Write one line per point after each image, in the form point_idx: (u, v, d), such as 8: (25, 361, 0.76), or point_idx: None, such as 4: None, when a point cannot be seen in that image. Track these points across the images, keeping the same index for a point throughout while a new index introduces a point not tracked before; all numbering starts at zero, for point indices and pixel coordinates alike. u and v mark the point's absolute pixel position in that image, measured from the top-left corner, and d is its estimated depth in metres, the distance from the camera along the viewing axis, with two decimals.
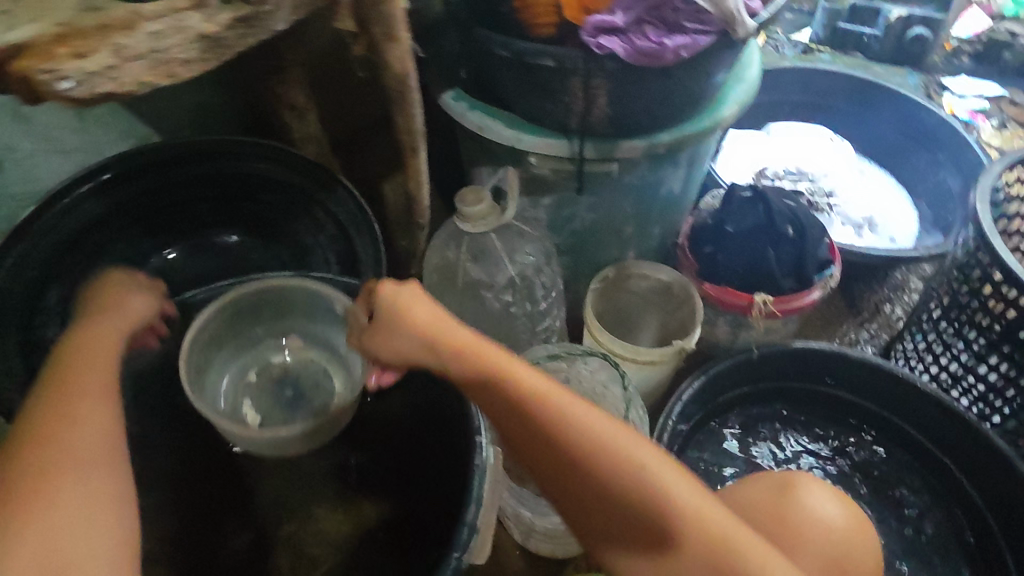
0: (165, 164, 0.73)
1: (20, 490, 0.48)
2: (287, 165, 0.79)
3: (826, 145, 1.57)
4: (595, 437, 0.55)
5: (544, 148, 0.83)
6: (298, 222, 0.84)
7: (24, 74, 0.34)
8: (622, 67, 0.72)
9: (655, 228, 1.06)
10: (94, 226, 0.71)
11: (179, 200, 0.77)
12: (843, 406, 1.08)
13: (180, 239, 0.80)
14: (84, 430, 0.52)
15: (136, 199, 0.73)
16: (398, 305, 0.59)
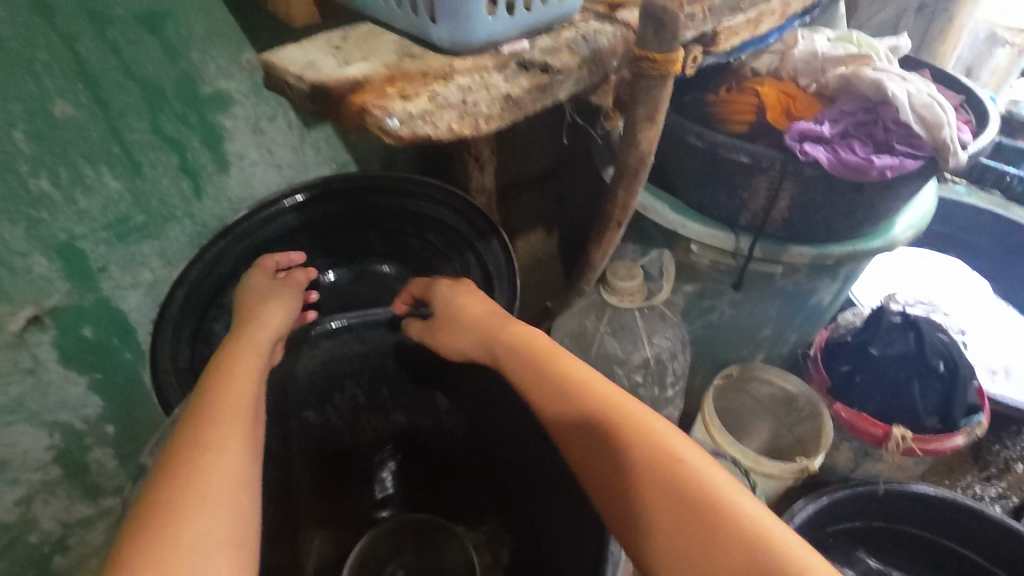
0: (356, 192, 0.76)
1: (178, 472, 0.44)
2: (460, 211, 0.82)
3: (965, 280, 1.46)
4: (632, 423, 0.49)
5: (707, 238, 0.82)
6: (451, 265, 0.86)
7: (358, 108, 0.36)
8: (819, 176, 0.71)
9: (791, 334, 1.02)
10: (281, 238, 0.75)
11: (356, 226, 0.80)
12: (968, 569, 0.97)
13: (344, 262, 0.83)
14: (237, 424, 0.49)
15: (323, 218, 0.77)
16: (455, 298, 0.67)
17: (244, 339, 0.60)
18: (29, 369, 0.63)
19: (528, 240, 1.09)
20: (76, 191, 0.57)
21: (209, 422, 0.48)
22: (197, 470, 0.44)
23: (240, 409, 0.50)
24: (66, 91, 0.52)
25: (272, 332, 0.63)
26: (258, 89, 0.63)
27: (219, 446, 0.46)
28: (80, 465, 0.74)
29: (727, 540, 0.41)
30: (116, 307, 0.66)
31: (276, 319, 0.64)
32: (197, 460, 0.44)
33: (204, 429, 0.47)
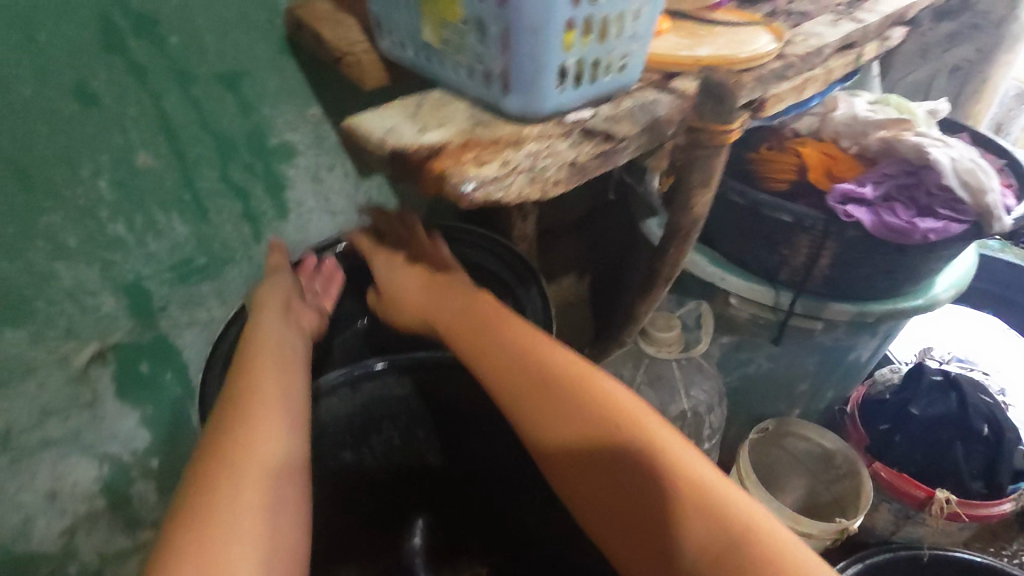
0: None
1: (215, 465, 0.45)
2: (503, 260, 0.81)
3: (1003, 337, 1.43)
4: (609, 402, 0.51)
5: (746, 291, 0.83)
6: None
7: (435, 173, 0.39)
8: (862, 236, 0.72)
9: (828, 390, 1.01)
10: None
11: None
12: None
13: None
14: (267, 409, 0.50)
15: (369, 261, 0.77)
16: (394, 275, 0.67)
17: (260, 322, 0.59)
18: (88, 403, 0.65)
19: (561, 286, 1.11)
20: (148, 234, 0.60)
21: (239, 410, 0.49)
22: (241, 462, 0.45)
23: (263, 391, 0.51)
24: (149, 143, 0.56)
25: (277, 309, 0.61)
26: (320, 141, 0.67)
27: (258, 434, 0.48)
28: (123, 498, 0.75)
29: (693, 500, 0.46)
30: (172, 345, 0.68)
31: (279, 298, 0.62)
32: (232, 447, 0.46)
33: (239, 412, 0.49)
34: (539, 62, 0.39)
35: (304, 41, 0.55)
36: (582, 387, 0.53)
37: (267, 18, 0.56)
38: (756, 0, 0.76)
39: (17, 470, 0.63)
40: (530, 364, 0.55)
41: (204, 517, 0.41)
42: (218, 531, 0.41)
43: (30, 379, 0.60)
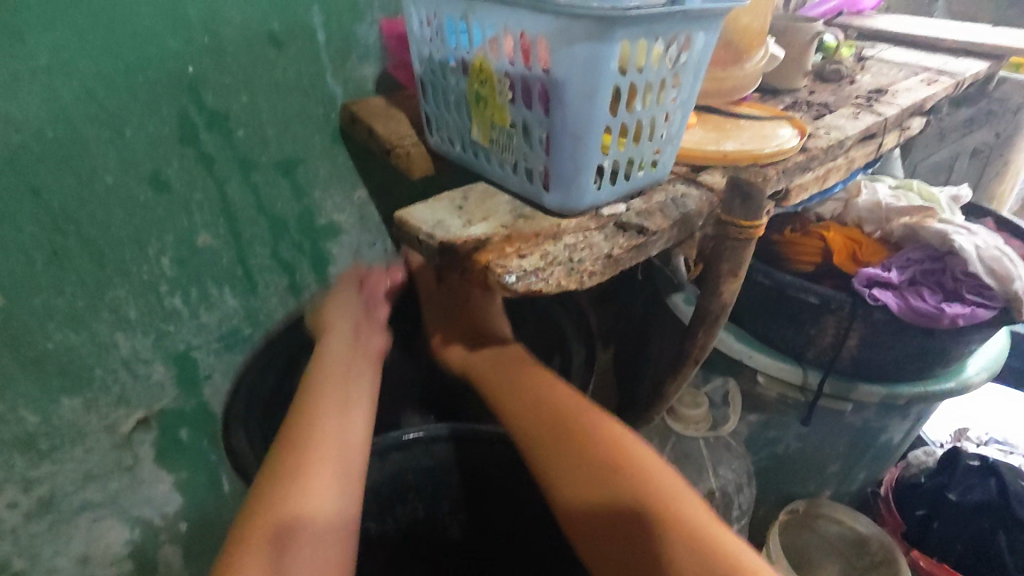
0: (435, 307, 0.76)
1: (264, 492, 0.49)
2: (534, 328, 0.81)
3: None
4: (622, 449, 0.54)
5: (774, 369, 0.83)
6: None
7: (481, 265, 0.41)
8: (889, 319, 0.72)
9: (860, 472, 0.99)
10: None
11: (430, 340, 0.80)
12: None
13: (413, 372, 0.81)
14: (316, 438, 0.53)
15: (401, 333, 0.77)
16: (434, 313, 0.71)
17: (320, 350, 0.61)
18: (128, 467, 0.67)
19: None
20: (201, 307, 0.63)
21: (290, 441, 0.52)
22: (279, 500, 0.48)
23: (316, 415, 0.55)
24: (209, 224, 0.60)
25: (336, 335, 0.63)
26: (364, 220, 0.71)
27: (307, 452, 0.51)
28: (150, 564, 0.76)
29: (677, 531, 0.48)
30: (211, 413, 0.70)
31: (337, 319, 0.64)
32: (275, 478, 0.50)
33: (287, 439, 0.53)
34: (579, 164, 0.42)
35: (357, 133, 0.60)
36: (590, 427, 0.56)
37: (324, 112, 0.62)
38: (777, 95, 0.81)
39: (55, 533, 0.64)
40: (546, 399, 0.59)
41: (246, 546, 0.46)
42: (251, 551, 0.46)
43: (79, 445, 0.62)
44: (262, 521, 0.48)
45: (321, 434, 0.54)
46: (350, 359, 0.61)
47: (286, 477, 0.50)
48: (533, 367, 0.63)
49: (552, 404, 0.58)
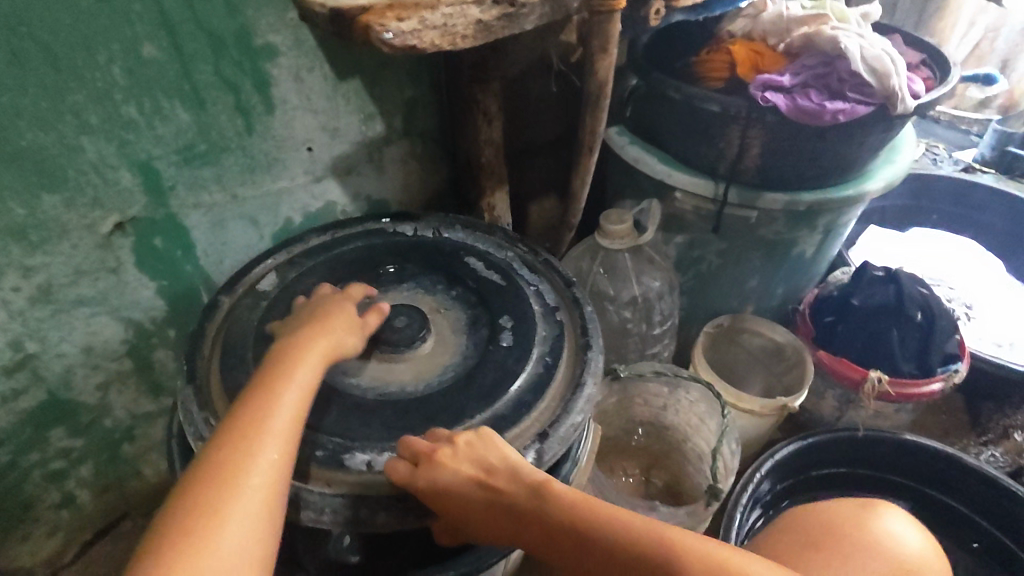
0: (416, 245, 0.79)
1: (214, 477, 0.47)
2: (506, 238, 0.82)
3: (973, 259, 1.50)
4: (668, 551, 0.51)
5: (688, 184, 0.92)
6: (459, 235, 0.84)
7: (363, 26, 0.49)
8: (780, 122, 0.81)
9: (778, 287, 1.10)
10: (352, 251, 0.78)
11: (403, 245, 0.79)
12: (941, 508, 1.05)
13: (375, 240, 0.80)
14: (268, 410, 0.52)
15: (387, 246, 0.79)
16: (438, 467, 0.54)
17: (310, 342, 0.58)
18: (113, 269, 0.78)
19: (541, 204, 1.20)
20: (155, 118, 0.72)
21: (250, 411, 0.52)
22: (234, 471, 0.48)
23: (285, 392, 0.54)
24: (152, 36, 0.67)
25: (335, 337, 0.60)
26: (299, 42, 0.77)
27: (253, 445, 0.49)
28: (148, 363, 0.90)
29: None
30: (181, 223, 0.81)
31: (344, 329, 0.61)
32: (235, 449, 0.49)
33: (249, 425, 0.51)
34: None
35: None
36: (632, 538, 0.52)
37: None
38: None
39: (58, 321, 0.77)
40: (575, 524, 0.54)
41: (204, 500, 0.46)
42: (208, 508, 0.46)
43: (65, 242, 0.72)
44: (208, 488, 0.47)
45: (274, 391, 0.53)
46: (325, 349, 0.58)
47: (251, 430, 0.50)
48: (558, 494, 0.55)
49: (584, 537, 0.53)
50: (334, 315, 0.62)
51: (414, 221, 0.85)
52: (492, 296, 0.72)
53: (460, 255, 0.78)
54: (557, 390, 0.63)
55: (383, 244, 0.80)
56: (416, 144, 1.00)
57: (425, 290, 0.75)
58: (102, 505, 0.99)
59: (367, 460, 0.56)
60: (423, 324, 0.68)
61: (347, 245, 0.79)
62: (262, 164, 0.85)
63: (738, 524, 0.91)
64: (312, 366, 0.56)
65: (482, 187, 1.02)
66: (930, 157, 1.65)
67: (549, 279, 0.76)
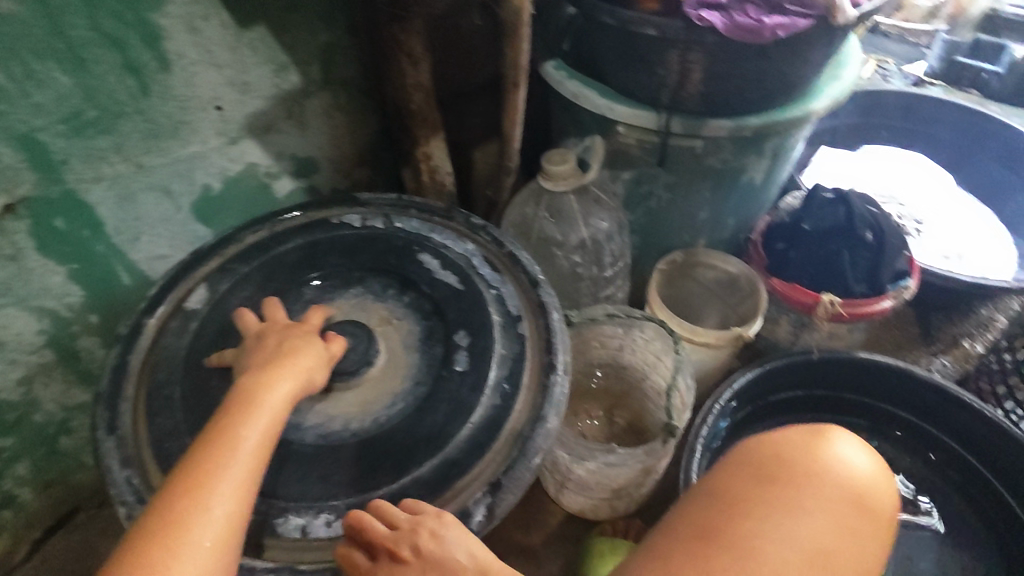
0: (360, 247, 0.74)
1: (164, 534, 0.46)
2: (461, 227, 0.76)
3: (922, 173, 1.50)
4: None
5: (631, 117, 0.88)
6: (409, 219, 0.77)
7: None
8: (719, 42, 0.76)
9: (729, 218, 1.08)
10: (295, 259, 0.73)
11: (348, 245, 0.74)
12: (893, 421, 1.08)
13: (317, 243, 0.74)
14: (226, 457, 0.50)
15: (330, 248, 0.74)
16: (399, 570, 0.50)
17: (273, 375, 0.55)
18: (11, 256, 0.72)
19: (484, 151, 1.14)
20: (29, 84, 0.64)
21: (208, 457, 0.50)
22: (183, 529, 0.46)
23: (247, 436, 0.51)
24: None
25: (296, 369, 0.56)
26: None
27: (209, 498, 0.48)
28: (71, 353, 0.84)
29: None
30: (82, 200, 0.74)
31: (308, 360, 0.57)
32: (188, 501, 0.47)
33: (202, 476, 0.49)
34: None
35: None
36: None
37: None
38: None
39: None
40: None
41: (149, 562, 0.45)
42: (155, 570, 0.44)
43: None
44: (155, 547, 0.45)
45: (231, 435, 0.51)
46: (290, 381, 0.55)
47: (206, 480, 0.48)
48: None
49: None
50: (300, 344, 0.58)
51: (362, 208, 0.78)
52: (449, 302, 0.68)
53: (413, 252, 0.73)
54: (516, 425, 0.59)
55: (326, 241, 0.74)
56: (339, 94, 0.93)
57: (375, 296, 0.71)
58: (47, 502, 0.95)
59: (300, 527, 0.54)
60: (371, 345, 0.64)
61: (287, 245, 0.74)
62: (167, 129, 0.77)
63: (699, 457, 0.92)
64: (274, 405, 0.53)
65: (416, 136, 0.96)
66: (881, 72, 1.63)
67: (514, 280, 0.70)
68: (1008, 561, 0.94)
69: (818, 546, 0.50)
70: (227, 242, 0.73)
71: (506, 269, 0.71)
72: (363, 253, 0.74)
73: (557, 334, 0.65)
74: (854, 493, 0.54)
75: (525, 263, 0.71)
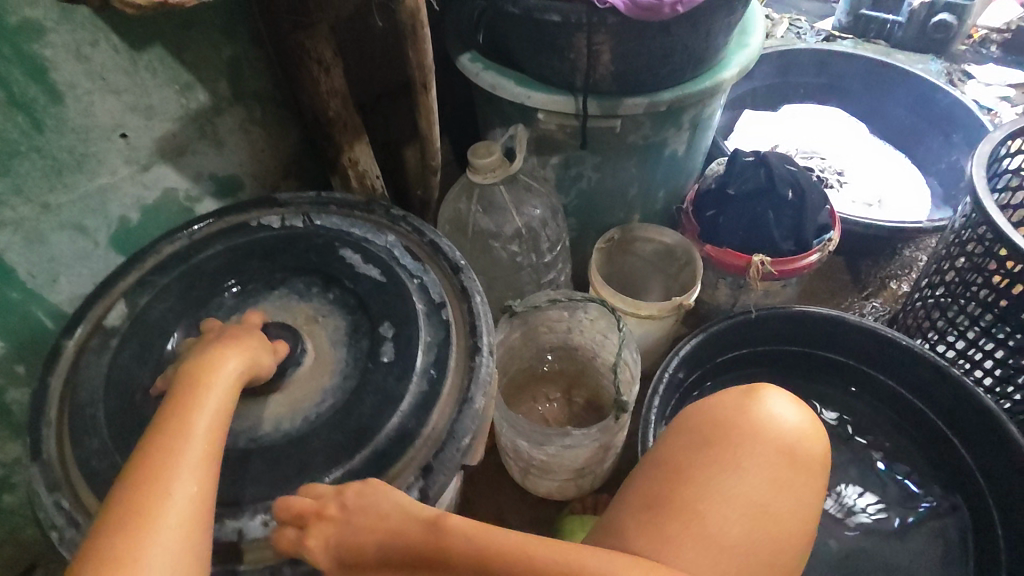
0: (282, 249, 0.73)
1: (126, 526, 0.43)
2: (383, 218, 0.76)
3: (839, 126, 1.56)
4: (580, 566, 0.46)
5: (549, 103, 0.89)
6: (330, 216, 0.77)
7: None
8: (622, 23, 0.78)
9: (659, 190, 1.10)
10: (213, 266, 0.71)
11: (269, 248, 0.73)
12: (832, 366, 1.13)
13: (234, 247, 0.73)
14: (183, 441, 0.48)
15: (250, 251, 0.73)
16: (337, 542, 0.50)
17: (218, 360, 0.54)
18: None
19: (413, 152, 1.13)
20: None
21: (164, 443, 0.47)
22: (148, 516, 0.43)
23: (203, 418, 0.50)
24: None
25: (243, 355, 0.56)
26: (68, 14, 0.66)
27: (170, 483, 0.45)
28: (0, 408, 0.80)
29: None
30: None
31: (253, 346, 0.57)
32: (148, 489, 0.45)
33: (160, 462, 0.46)
34: None
35: None
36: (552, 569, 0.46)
37: None
38: None
39: None
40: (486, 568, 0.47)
41: (114, 554, 0.41)
42: (121, 562, 0.41)
43: None
44: (116, 539, 0.42)
45: (184, 421, 0.49)
46: (239, 366, 0.55)
47: (164, 463, 0.46)
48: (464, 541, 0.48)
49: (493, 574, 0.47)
50: (243, 333, 0.59)
51: (280, 211, 0.78)
52: (373, 298, 0.68)
53: (335, 249, 0.72)
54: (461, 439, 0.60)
55: (246, 244, 0.73)
56: (252, 104, 0.91)
57: (299, 296, 0.70)
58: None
59: (238, 529, 0.53)
60: (297, 344, 0.63)
61: (206, 253, 0.72)
62: (70, 163, 0.74)
63: (654, 425, 0.94)
64: (225, 389, 0.52)
65: (338, 143, 0.94)
66: (793, 32, 1.68)
67: (437, 268, 0.71)
68: (947, 485, 1.01)
69: (757, 502, 0.53)
70: (143, 257, 0.71)
71: (426, 256, 0.72)
72: (284, 255, 0.73)
73: (481, 318, 0.66)
74: (785, 446, 0.57)
75: (447, 251, 0.71)
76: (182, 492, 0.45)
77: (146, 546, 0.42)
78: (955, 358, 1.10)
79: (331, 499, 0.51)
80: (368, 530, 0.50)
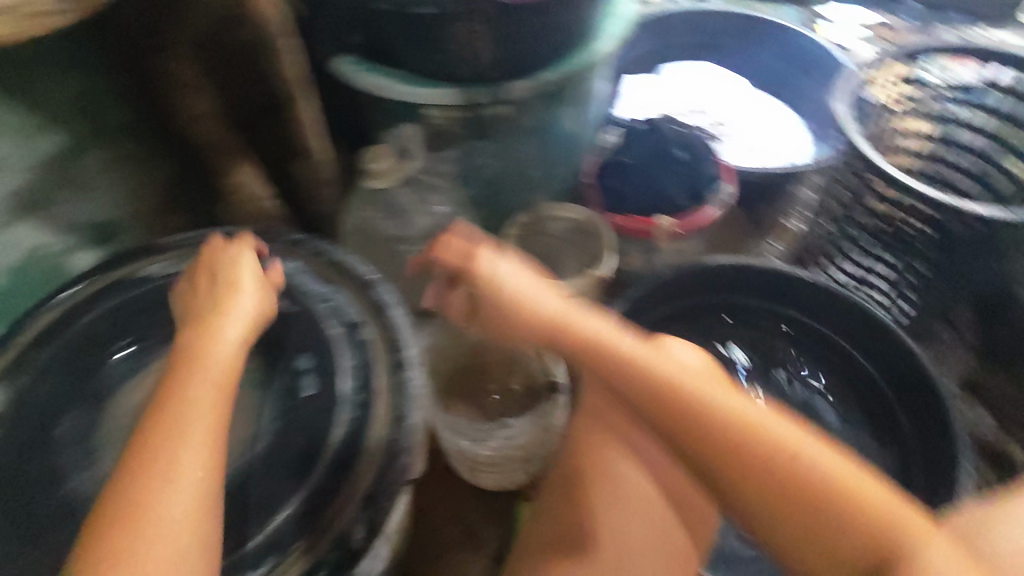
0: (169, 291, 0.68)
1: (121, 510, 0.45)
2: (277, 243, 0.72)
3: (717, 81, 1.63)
4: (663, 407, 0.57)
5: (435, 98, 0.87)
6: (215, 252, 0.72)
7: None
8: (497, 7, 0.79)
9: (560, 166, 1.11)
10: (93, 322, 0.66)
11: (160, 294, 0.69)
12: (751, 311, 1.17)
13: (113, 300, 0.67)
14: (188, 411, 0.50)
15: (134, 302, 0.68)
16: (493, 304, 0.69)
17: (202, 338, 0.56)
18: None
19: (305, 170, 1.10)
20: None
21: (162, 409, 0.49)
22: (161, 478, 0.46)
23: (205, 381, 0.52)
24: None
25: (238, 317, 0.58)
26: None
27: (178, 452, 0.47)
28: None
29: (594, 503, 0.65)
30: None
31: (252, 300, 0.60)
32: (155, 464, 0.47)
33: (165, 428, 0.48)
34: None
35: None
36: (650, 391, 0.59)
37: None
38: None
39: None
40: (644, 389, 0.59)
41: (131, 520, 0.44)
42: (137, 525, 0.44)
43: None
44: (127, 512, 0.45)
45: (179, 397, 0.50)
46: (234, 335, 0.57)
47: (167, 428, 0.48)
48: (571, 331, 0.65)
49: (659, 394, 0.58)
50: (232, 274, 0.62)
51: (161, 255, 0.72)
52: (282, 329, 0.65)
53: None
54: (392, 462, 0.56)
55: (128, 297, 0.67)
56: (122, 146, 0.84)
57: None
58: None
59: None
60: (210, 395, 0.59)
61: (85, 314, 0.66)
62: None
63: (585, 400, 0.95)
64: (212, 363, 0.54)
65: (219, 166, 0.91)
66: None
67: (345, 286, 0.68)
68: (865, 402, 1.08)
69: (649, 436, 0.59)
70: (12, 331, 0.64)
71: (332, 272, 0.69)
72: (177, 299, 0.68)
73: (400, 330, 0.64)
74: (666, 388, 0.58)
75: (354, 267, 0.69)
76: (189, 465, 0.47)
77: (159, 515, 0.45)
78: (853, 283, 1.18)
79: (464, 271, 0.71)
80: (516, 312, 0.67)
